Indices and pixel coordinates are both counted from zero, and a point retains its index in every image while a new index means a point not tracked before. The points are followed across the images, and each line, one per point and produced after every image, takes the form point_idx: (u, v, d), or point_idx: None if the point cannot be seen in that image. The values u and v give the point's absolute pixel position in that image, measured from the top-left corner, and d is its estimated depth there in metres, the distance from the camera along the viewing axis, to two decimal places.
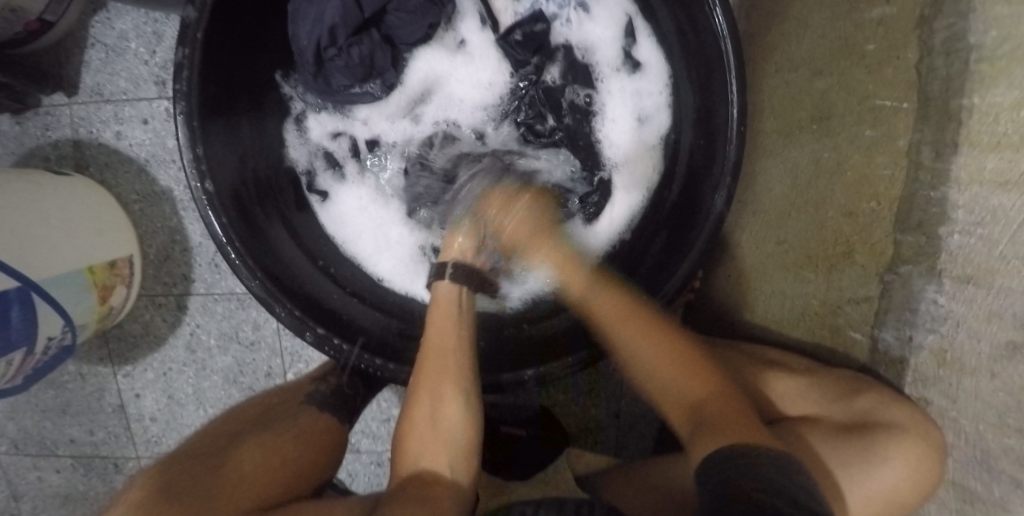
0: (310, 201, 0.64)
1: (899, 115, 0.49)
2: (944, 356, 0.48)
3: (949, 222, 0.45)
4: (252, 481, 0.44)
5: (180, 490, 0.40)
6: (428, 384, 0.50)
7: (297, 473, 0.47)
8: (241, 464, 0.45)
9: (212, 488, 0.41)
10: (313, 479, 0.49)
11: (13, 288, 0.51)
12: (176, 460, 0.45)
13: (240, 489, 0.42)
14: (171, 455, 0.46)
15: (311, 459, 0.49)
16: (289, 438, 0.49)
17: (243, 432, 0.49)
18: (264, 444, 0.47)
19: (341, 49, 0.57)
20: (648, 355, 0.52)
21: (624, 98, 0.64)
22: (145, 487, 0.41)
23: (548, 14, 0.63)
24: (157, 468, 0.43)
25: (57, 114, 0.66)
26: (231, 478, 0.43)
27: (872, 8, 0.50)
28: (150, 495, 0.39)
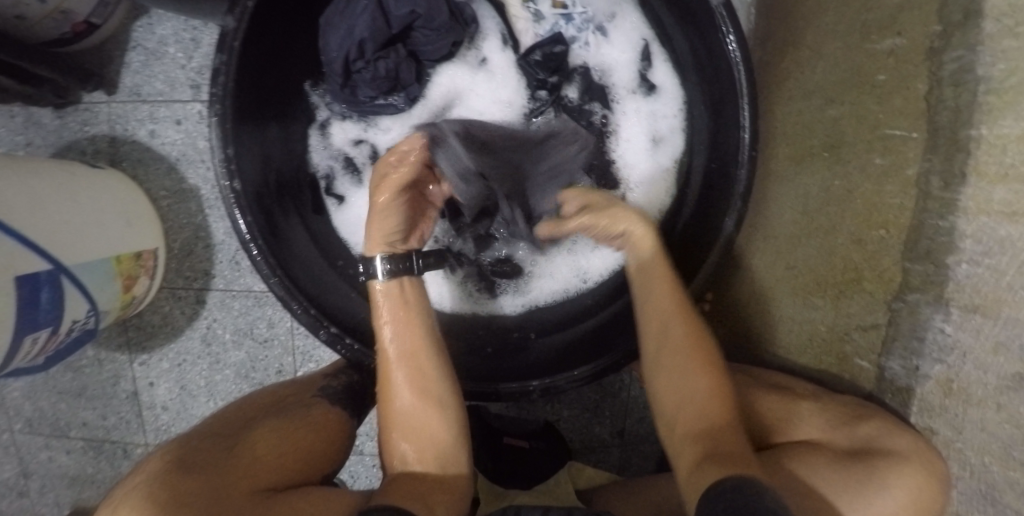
0: (326, 204, 0.67)
1: (908, 144, 0.49)
2: (950, 385, 0.49)
3: (956, 251, 0.46)
4: (265, 464, 0.44)
5: (197, 471, 0.40)
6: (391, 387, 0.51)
7: (307, 460, 0.47)
8: (255, 446, 0.45)
9: (225, 469, 0.42)
10: (323, 470, 0.49)
11: (44, 270, 0.54)
12: (193, 437, 0.45)
13: (254, 471, 0.43)
14: (188, 434, 0.46)
15: (323, 450, 0.49)
16: (301, 425, 0.49)
17: (258, 419, 0.49)
18: (279, 432, 0.48)
19: (368, 63, 0.59)
20: (681, 361, 0.52)
21: (638, 119, 0.66)
22: (165, 464, 0.41)
23: (567, 36, 0.65)
24: (174, 447, 0.43)
25: (96, 111, 0.70)
26: (244, 460, 0.43)
27: (884, 39, 0.52)
28: (166, 472, 0.40)
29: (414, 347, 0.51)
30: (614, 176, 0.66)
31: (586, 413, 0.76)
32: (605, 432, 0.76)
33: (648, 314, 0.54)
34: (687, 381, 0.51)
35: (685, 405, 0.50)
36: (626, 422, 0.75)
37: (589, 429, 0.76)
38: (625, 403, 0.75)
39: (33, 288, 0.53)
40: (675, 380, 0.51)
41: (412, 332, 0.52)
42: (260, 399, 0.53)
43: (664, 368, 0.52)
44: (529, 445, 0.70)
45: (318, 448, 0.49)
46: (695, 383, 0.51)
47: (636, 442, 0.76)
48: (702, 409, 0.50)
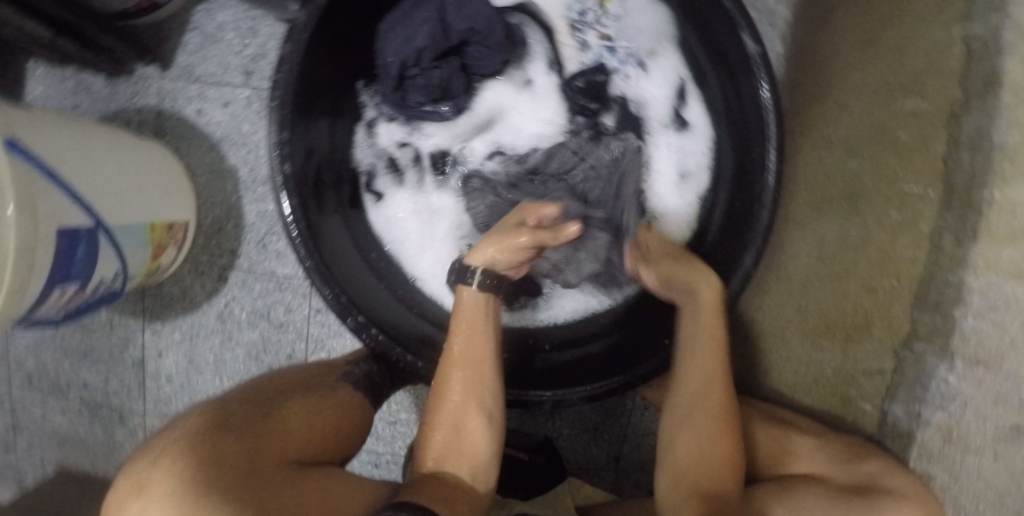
0: (364, 200, 0.69)
1: (924, 201, 0.52)
2: (949, 433, 0.51)
3: (962, 304, 0.49)
4: (298, 438, 0.45)
5: (235, 435, 0.41)
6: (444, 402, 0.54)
7: (332, 442, 0.49)
8: (287, 419, 0.46)
9: (262, 436, 0.43)
10: (345, 450, 0.51)
11: (85, 226, 0.55)
12: (227, 401, 0.46)
13: (287, 443, 0.44)
14: (219, 399, 0.47)
15: (346, 431, 0.51)
16: (329, 406, 0.50)
17: (286, 393, 0.50)
18: (308, 408, 0.49)
19: (422, 70, 0.63)
20: (704, 407, 0.54)
21: (669, 153, 0.69)
22: (200, 426, 0.41)
23: (610, 67, 0.69)
24: (210, 409, 0.44)
25: (147, 84, 0.72)
26: (279, 431, 0.45)
27: (907, 100, 0.55)
28: (208, 428, 0.41)
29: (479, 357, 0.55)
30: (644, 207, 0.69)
31: (585, 434, 0.76)
32: (601, 454, 0.77)
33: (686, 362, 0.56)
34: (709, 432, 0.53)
35: (698, 460, 0.52)
36: (623, 446, 0.76)
37: (586, 450, 0.77)
38: (624, 428, 0.76)
39: (72, 242, 0.54)
40: (694, 427, 0.54)
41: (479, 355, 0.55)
42: (285, 376, 0.54)
43: (685, 422, 0.54)
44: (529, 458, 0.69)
45: (342, 429, 0.50)
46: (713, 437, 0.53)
47: (630, 469, 0.76)
48: (714, 466, 0.52)
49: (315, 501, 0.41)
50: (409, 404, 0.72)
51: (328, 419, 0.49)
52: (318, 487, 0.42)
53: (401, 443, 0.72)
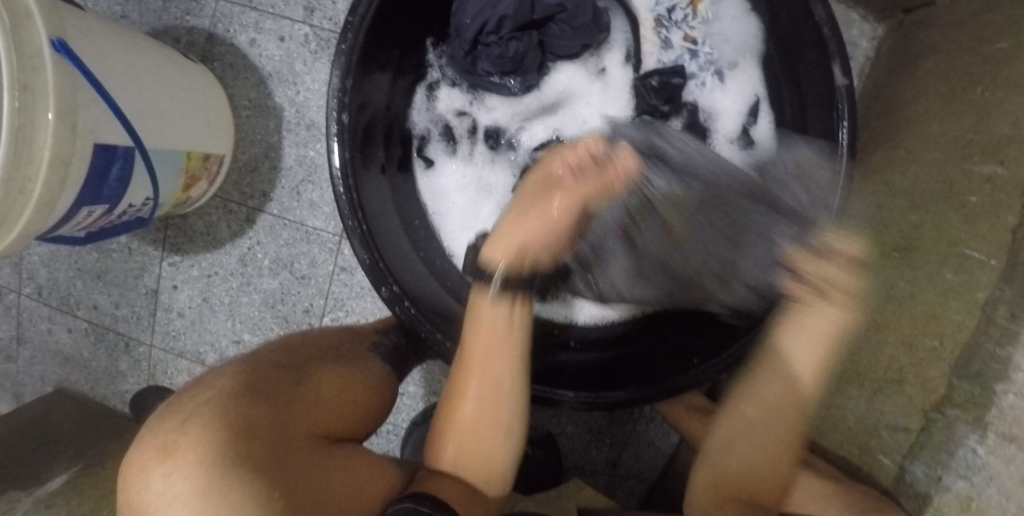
0: (415, 165, 0.67)
1: (983, 268, 0.51)
2: (968, 503, 0.49)
3: (1007, 380, 0.46)
4: (327, 413, 0.44)
5: (268, 401, 0.40)
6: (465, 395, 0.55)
7: (360, 417, 0.47)
8: (318, 390, 0.45)
9: (295, 407, 0.41)
10: (371, 424, 0.50)
11: (122, 145, 0.51)
12: (259, 361, 0.45)
13: (318, 417, 0.43)
14: (254, 355, 0.45)
15: (373, 407, 0.49)
16: (359, 381, 0.49)
17: (319, 359, 0.49)
18: (340, 379, 0.47)
19: (500, 39, 0.60)
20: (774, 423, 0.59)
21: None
22: (235, 386, 0.40)
23: (687, 71, 0.67)
24: (245, 367, 0.43)
25: (202, 5, 0.68)
26: (310, 404, 0.43)
27: (985, 164, 0.54)
28: (242, 391, 0.40)
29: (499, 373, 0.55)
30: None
31: (588, 435, 0.76)
32: (600, 458, 0.76)
33: (756, 388, 0.60)
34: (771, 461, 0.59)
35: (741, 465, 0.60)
36: (622, 452, 0.76)
37: (586, 451, 0.76)
38: (626, 434, 0.76)
39: (106, 160, 0.50)
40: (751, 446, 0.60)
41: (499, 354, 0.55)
42: (317, 339, 0.52)
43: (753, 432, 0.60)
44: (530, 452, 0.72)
45: (370, 405, 0.49)
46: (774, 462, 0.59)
47: (625, 476, 0.76)
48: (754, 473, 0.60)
49: (339, 487, 0.39)
50: (419, 379, 0.71)
51: (358, 393, 0.48)
52: (345, 469, 0.41)
53: (405, 416, 0.71)
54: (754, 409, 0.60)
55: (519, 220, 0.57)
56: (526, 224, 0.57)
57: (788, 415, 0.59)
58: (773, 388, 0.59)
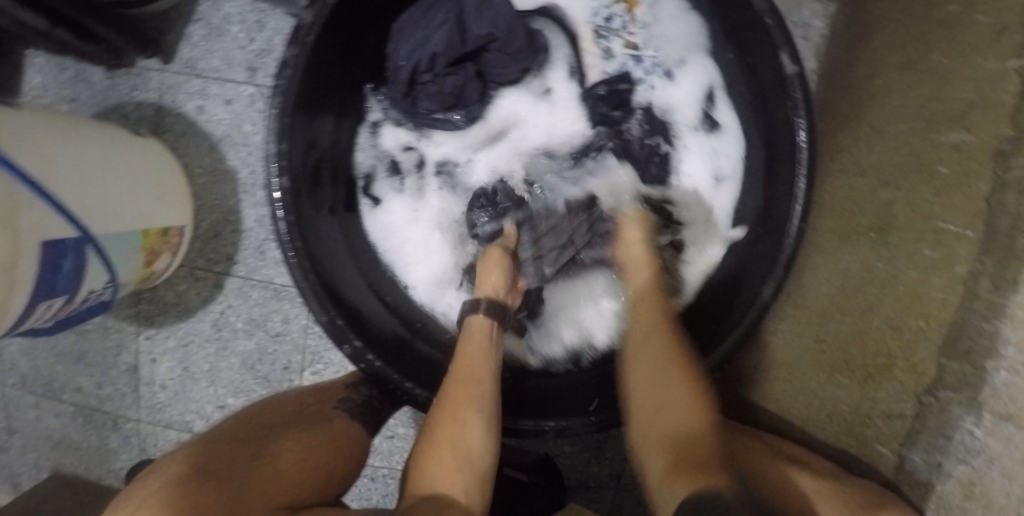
0: (360, 204, 0.68)
1: (961, 241, 0.49)
2: (971, 488, 0.48)
3: (996, 356, 0.45)
4: (286, 481, 0.44)
5: (220, 480, 0.40)
6: (451, 408, 0.52)
7: (324, 479, 0.47)
8: (276, 461, 0.45)
9: (247, 481, 0.41)
10: (337, 487, 0.49)
11: (71, 237, 0.51)
12: (213, 443, 0.45)
13: (274, 485, 0.43)
14: (205, 438, 0.46)
15: (338, 469, 0.49)
16: (325, 440, 0.50)
17: (277, 428, 0.49)
18: (300, 444, 0.48)
19: (435, 76, 0.60)
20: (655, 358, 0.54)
21: (701, 155, 0.65)
22: (184, 468, 0.40)
23: (634, 77, 0.67)
24: (196, 451, 0.43)
25: (146, 77, 0.68)
26: (267, 475, 0.43)
27: (950, 132, 0.52)
28: (191, 472, 0.40)
29: (477, 376, 0.54)
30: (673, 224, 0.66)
31: (587, 452, 0.75)
32: (602, 473, 0.75)
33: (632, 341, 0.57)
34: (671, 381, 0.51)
35: (655, 406, 0.51)
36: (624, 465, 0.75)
37: (587, 469, 0.75)
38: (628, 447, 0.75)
39: (58, 254, 0.50)
40: (658, 386, 0.52)
41: (484, 361, 0.55)
42: (283, 407, 0.54)
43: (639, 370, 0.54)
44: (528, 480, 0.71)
45: (335, 464, 0.49)
46: (678, 385, 0.51)
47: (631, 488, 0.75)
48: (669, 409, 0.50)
49: None
50: (407, 420, 0.71)
51: (321, 454, 0.49)
52: None
53: (399, 459, 0.71)
54: (651, 361, 0.54)
55: (485, 276, 0.61)
56: (487, 277, 0.61)
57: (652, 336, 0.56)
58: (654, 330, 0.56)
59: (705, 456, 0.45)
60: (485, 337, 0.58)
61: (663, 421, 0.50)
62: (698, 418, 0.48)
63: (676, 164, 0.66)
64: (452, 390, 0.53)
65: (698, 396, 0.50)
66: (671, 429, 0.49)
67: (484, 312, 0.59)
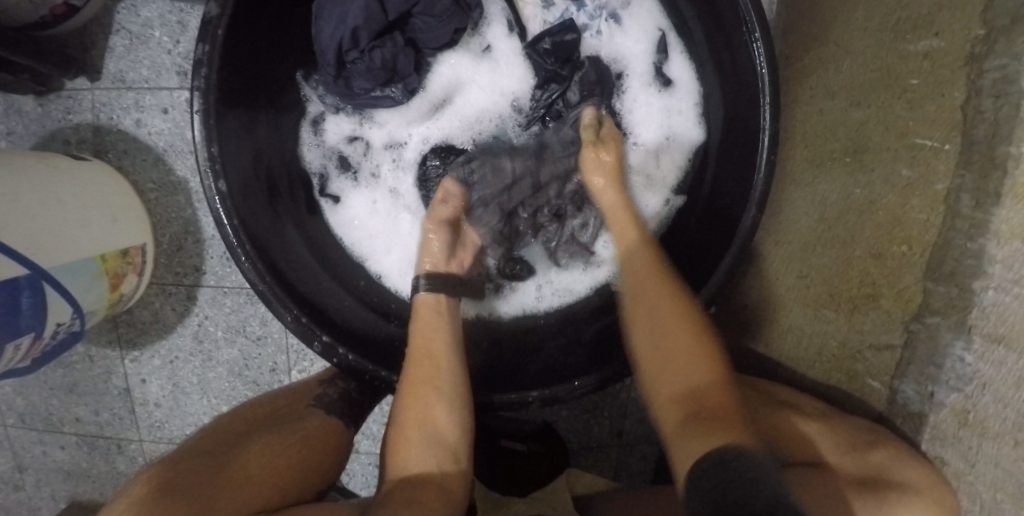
0: (322, 205, 0.67)
1: (938, 156, 0.46)
2: (966, 416, 0.46)
3: (984, 276, 0.42)
4: (262, 481, 0.47)
5: (185, 494, 0.42)
6: (413, 385, 0.52)
7: (301, 475, 0.51)
8: (249, 464, 0.48)
9: (220, 488, 0.44)
10: (316, 484, 0.52)
11: (23, 275, 0.51)
12: (183, 456, 0.48)
13: (250, 487, 0.46)
14: (175, 453, 0.49)
15: (315, 464, 0.53)
16: (298, 441, 0.53)
17: (248, 434, 0.52)
18: (269, 448, 0.51)
19: (362, 53, 0.58)
20: (665, 291, 0.52)
21: (653, 115, 0.64)
22: (155, 482, 0.44)
23: (579, 24, 0.64)
24: (164, 464, 0.47)
25: (79, 98, 0.67)
26: (241, 476, 0.47)
27: (920, 39, 0.47)
28: (162, 486, 0.43)
29: (428, 355, 0.53)
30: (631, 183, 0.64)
31: (584, 414, 0.75)
32: (604, 432, 0.75)
33: (640, 295, 0.53)
34: (666, 312, 0.50)
35: (654, 345, 0.49)
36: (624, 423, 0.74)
37: (588, 430, 0.75)
38: (624, 404, 0.74)
39: (12, 296, 0.50)
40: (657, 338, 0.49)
41: (443, 335, 0.55)
42: (255, 413, 0.57)
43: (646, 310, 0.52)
44: (525, 449, 0.70)
45: (311, 462, 0.52)
46: (674, 316, 0.49)
47: (634, 442, 0.75)
48: (682, 355, 0.47)
49: None
50: None
51: (294, 453, 0.51)
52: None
53: None
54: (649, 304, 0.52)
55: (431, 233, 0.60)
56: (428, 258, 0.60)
57: (643, 267, 0.54)
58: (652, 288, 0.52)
59: (722, 411, 0.42)
60: (449, 314, 0.57)
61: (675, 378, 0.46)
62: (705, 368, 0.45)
63: (627, 121, 0.65)
64: (411, 369, 0.53)
65: (701, 344, 0.47)
66: (679, 386, 0.45)
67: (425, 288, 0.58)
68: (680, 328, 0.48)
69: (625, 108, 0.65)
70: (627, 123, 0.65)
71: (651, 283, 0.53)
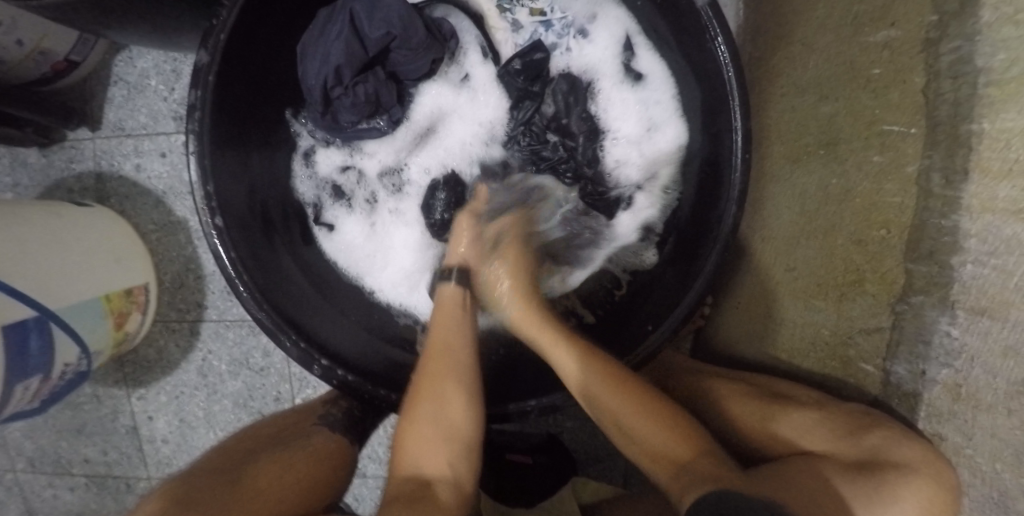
0: (315, 232, 0.68)
1: (906, 140, 0.47)
2: (958, 391, 0.46)
3: (961, 251, 0.43)
4: (269, 492, 0.48)
5: (192, 508, 0.44)
6: (430, 380, 0.52)
7: (310, 488, 0.51)
8: (257, 478, 0.49)
9: (226, 501, 0.46)
10: (326, 496, 0.53)
11: (31, 317, 0.53)
12: (191, 474, 0.50)
13: (255, 499, 0.47)
14: (187, 470, 0.51)
15: (322, 478, 0.53)
16: (305, 456, 0.54)
17: (256, 451, 0.54)
18: (277, 462, 0.52)
19: (346, 88, 0.61)
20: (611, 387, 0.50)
21: (633, 110, 0.66)
22: (164, 501, 0.46)
23: (547, 44, 0.67)
24: (174, 482, 0.49)
25: (80, 148, 0.70)
26: (248, 488, 0.48)
27: (878, 31, 0.49)
28: (170, 504, 0.45)
29: (447, 350, 0.54)
30: (623, 188, 0.68)
31: (588, 424, 0.75)
32: (610, 441, 0.75)
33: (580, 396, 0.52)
34: (625, 410, 0.49)
35: (636, 436, 0.48)
36: None
37: (594, 439, 0.75)
38: None
39: (20, 337, 0.52)
40: (620, 420, 0.49)
41: (458, 330, 0.56)
42: (263, 432, 0.58)
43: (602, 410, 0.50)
44: (533, 461, 0.70)
45: (319, 477, 0.53)
46: (632, 412, 0.49)
47: None
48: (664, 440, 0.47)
49: None
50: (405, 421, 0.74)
51: (301, 468, 0.52)
52: None
53: None
54: (597, 395, 0.50)
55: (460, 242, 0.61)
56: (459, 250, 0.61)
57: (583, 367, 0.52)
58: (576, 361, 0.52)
59: (704, 465, 0.44)
60: (470, 304, 0.59)
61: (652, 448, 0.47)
62: (676, 440, 0.47)
63: (604, 119, 0.67)
64: (426, 366, 0.53)
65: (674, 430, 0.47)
66: (670, 457, 0.46)
67: (454, 282, 0.59)
68: (648, 423, 0.48)
69: (603, 106, 0.67)
70: (611, 116, 0.67)
71: (596, 386, 0.50)
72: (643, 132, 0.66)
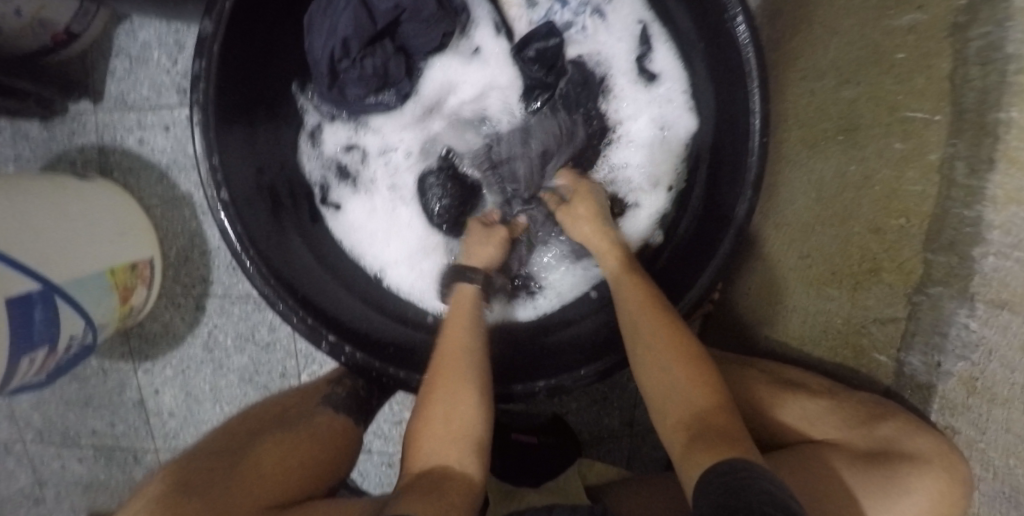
0: (324, 213, 0.67)
1: (930, 127, 0.46)
2: (973, 383, 0.46)
3: (983, 242, 0.43)
4: (271, 478, 0.48)
5: (197, 492, 0.44)
6: (442, 379, 0.51)
7: (313, 469, 0.52)
8: (262, 463, 0.49)
9: (230, 486, 0.46)
10: (325, 480, 0.53)
11: (36, 289, 0.53)
12: (194, 457, 0.50)
13: (258, 486, 0.47)
14: (190, 453, 0.51)
15: (324, 462, 0.53)
16: (305, 438, 0.53)
17: (258, 433, 0.54)
18: (279, 444, 0.52)
19: (354, 61, 0.60)
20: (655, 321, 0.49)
21: (648, 104, 0.65)
22: (166, 486, 0.45)
23: (563, 23, 0.65)
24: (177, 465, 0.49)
25: (84, 123, 0.69)
26: (251, 474, 0.48)
27: (903, 14, 0.47)
28: (172, 490, 0.45)
29: (458, 352, 0.53)
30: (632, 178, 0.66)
31: (593, 406, 0.75)
32: (614, 423, 0.75)
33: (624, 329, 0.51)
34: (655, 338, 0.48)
35: (658, 386, 0.47)
36: (635, 411, 0.74)
37: (599, 421, 0.75)
38: (633, 392, 0.74)
39: (25, 310, 0.52)
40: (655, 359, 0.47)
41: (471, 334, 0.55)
42: (268, 414, 0.58)
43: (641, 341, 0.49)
44: (538, 441, 0.70)
45: (320, 458, 0.53)
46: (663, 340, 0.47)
47: (647, 431, 0.75)
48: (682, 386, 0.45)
49: None
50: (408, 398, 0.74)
51: (303, 450, 0.52)
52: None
53: None
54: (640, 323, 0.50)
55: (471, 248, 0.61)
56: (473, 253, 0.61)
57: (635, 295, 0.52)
58: (642, 309, 0.50)
59: (730, 432, 0.41)
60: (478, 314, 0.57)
61: (678, 393, 0.45)
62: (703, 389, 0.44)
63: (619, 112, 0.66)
64: (437, 367, 0.52)
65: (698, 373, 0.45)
66: (683, 410, 0.44)
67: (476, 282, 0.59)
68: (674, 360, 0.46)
69: (619, 99, 0.66)
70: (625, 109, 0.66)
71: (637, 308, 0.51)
72: (657, 126, 0.65)
